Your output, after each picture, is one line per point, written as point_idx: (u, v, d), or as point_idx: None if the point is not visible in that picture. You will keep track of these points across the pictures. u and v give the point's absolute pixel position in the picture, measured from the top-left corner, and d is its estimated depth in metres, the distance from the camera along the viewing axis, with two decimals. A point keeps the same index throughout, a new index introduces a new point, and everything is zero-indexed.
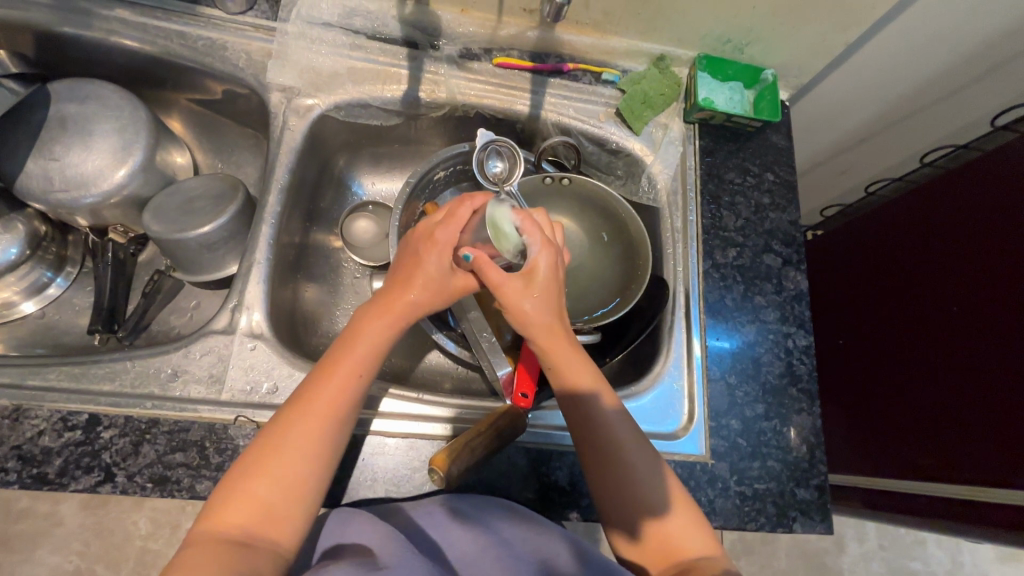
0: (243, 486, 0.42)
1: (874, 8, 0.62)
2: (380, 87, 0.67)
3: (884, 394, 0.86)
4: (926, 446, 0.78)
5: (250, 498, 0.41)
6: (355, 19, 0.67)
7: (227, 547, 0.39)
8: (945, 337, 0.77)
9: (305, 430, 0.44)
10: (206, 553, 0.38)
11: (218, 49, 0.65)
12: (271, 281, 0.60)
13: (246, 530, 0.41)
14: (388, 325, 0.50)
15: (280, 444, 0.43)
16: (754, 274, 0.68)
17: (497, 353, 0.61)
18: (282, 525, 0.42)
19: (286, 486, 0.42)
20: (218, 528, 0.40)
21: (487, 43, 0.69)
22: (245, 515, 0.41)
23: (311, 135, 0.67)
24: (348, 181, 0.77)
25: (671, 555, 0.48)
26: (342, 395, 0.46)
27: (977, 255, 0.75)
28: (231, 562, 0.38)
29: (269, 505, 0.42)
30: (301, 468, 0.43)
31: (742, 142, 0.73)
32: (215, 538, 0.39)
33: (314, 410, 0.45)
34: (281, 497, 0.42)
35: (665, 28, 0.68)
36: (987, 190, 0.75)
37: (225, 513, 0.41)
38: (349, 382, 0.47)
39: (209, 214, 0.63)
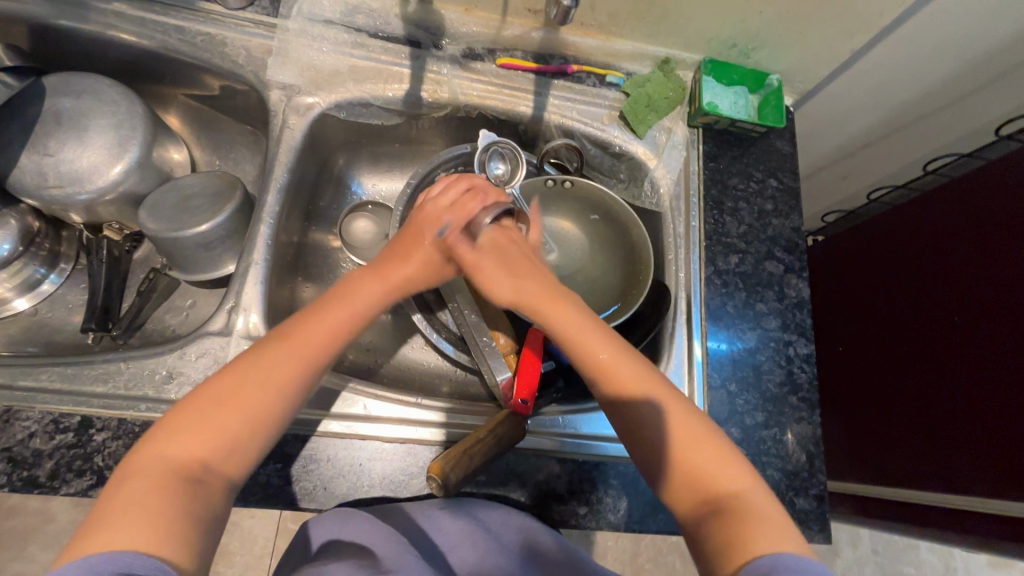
0: (204, 417, 0.41)
1: (882, 15, 0.62)
2: (382, 86, 0.66)
3: (882, 402, 0.85)
4: (921, 454, 0.78)
5: (203, 430, 0.41)
6: (358, 17, 0.66)
7: (171, 480, 0.38)
8: (949, 346, 0.76)
9: (281, 373, 0.44)
10: (147, 485, 0.37)
11: (217, 45, 0.64)
12: (269, 282, 0.59)
13: (200, 462, 0.40)
14: (382, 292, 0.51)
15: (248, 380, 0.43)
16: (756, 281, 0.68)
17: (496, 357, 0.61)
18: (235, 462, 0.41)
19: (246, 419, 0.42)
20: (166, 456, 0.39)
21: (491, 43, 0.69)
22: (195, 449, 0.40)
23: (311, 134, 0.66)
24: (348, 180, 0.76)
25: (717, 496, 0.45)
26: (326, 346, 0.47)
27: (983, 264, 0.74)
28: (177, 500, 0.37)
29: (231, 437, 0.41)
30: (270, 409, 0.43)
31: (746, 148, 0.73)
32: (164, 468, 0.39)
33: (290, 354, 0.45)
34: (236, 429, 0.42)
35: (671, 32, 0.67)
36: (994, 199, 0.75)
37: (173, 442, 0.40)
38: (331, 335, 0.47)
39: (206, 213, 0.62)
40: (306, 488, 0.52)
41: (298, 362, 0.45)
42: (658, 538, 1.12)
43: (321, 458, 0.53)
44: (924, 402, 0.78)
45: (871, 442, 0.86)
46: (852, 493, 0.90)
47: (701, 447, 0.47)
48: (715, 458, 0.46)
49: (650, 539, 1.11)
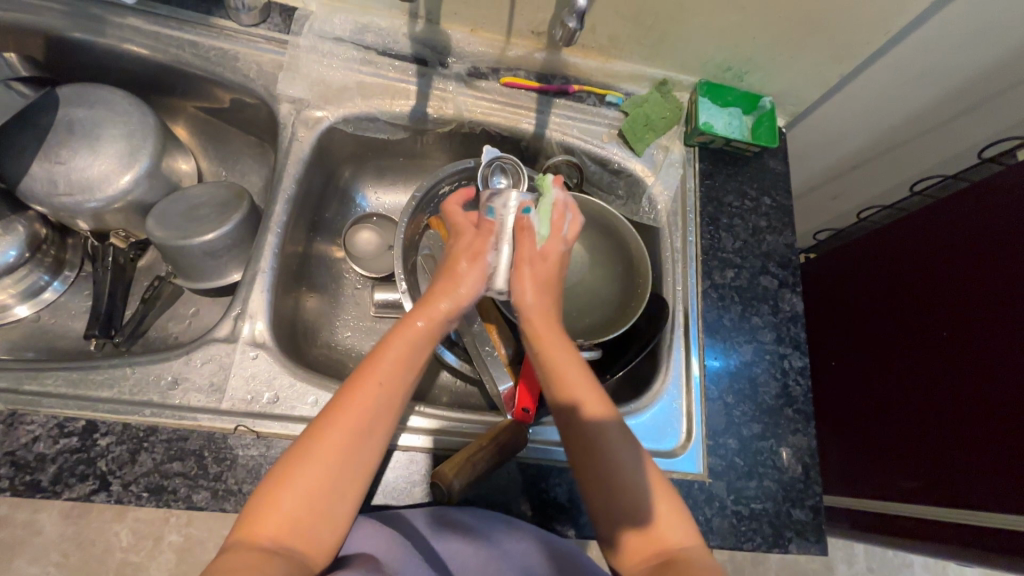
0: (276, 490, 0.41)
1: (868, 44, 0.65)
2: (389, 102, 0.68)
3: (878, 419, 0.86)
4: (913, 469, 0.79)
5: (281, 507, 0.41)
6: (367, 35, 0.68)
7: (256, 555, 0.38)
8: (943, 363, 0.77)
9: (342, 435, 0.44)
10: (237, 558, 0.37)
11: (229, 59, 0.65)
12: (274, 290, 0.60)
13: (278, 537, 0.40)
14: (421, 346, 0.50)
15: (321, 444, 0.43)
16: (752, 295, 0.69)
17: (498, 366, 0.62)
18: (312, 534, 0.41)
19: (312, 492, 0.42)
20: (255, 535, 0.39)
21: (495, 63, 0.71)
22: (277, 524, 0.40)
23: (318, 147, 0.67)
24: (352, 193, 0.78)
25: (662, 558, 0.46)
26: (380, 403, 0.46)
27: (975, 281, 0.76)
28: (263, 569, 0.37)
29: (301, 509, 0.41)
30: (333, 472, 0.43)
31: (741, 166, 0.75)
32: (251, 545, 0.39)
33: (351, 423, 0.44)
34: (307, 506, 0.41)
35: (668, 55, 0.70)
36: (985, 220, 0.76)
37: (258, 520, 0.40)
38: (385, 393, 0.46)
39: (214, 222, 0.63)
40: None
41: (348, 431, 0.44)
42: None
43: None
44: (918, 420, 0.79)
45: (866, 458, 0.87)
46: (846, 509, 0.90)
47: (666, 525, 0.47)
48: (676, 530, 0.47)
49: None
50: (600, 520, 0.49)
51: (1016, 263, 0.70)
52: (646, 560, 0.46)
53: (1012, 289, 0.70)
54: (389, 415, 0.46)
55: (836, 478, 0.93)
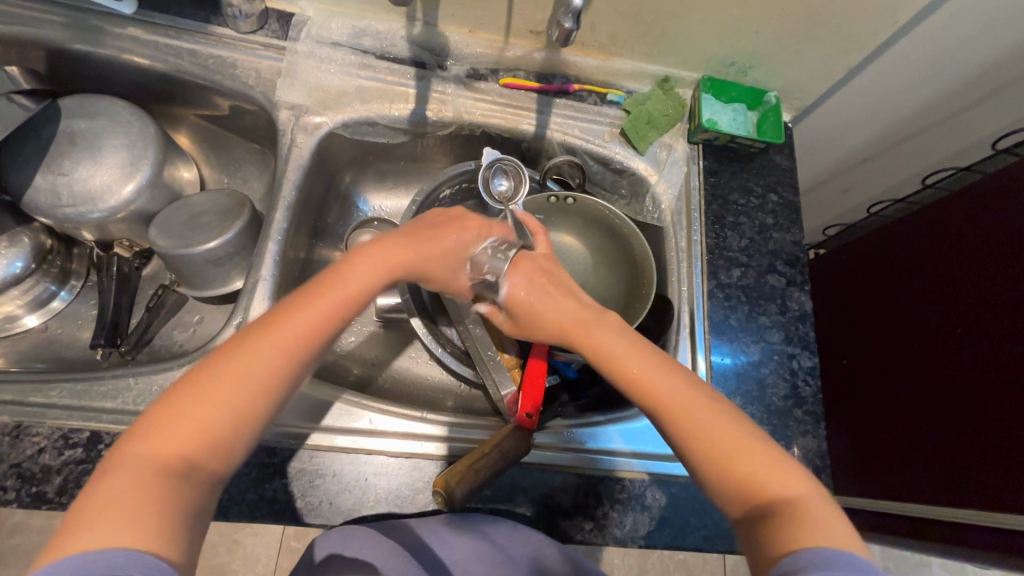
0: (182, 404, 0.38)
1: (875, 35, 0.63)
2: (389, 106, 0.68)
3: (892, 416, 0.84)
4: (926, 467, 0.77)
5: (186, 421, 0.38)
6: (365, 39, 0.68)
7: (152, 473, 0.36)
8: (958, 359, 0.75)
9: (272, 346, 0.41)
10: (126, 481, 0.35)
11: (228, 67, 0.65)
12: (276, 297, 0.59)
13: (183, 453, 0.37)
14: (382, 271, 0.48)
15: (248, 355, 0.40)
16: (759, 295, 0.68)
17: (501, 371, 0.61)
18: (222, 450, 0.38)
19: (229, 407, 0.39)
20: (151, 452, 0.36)
21: (494, 64, 0.70)
22: (182, 438, 0.37)
23: (318, 153, 0.66)
24: (354, 198, 0.77)
25: (764, 497, 0.42)
26: (321, 323, 0.43)
27: (1001, 274, 0.72)
28: (164, 497, 0.35)
29: (211, 426, 0.38)
30: (258, 391, 0.40)
31: (746, 163, 0.74)
32: (147, 464, 0.36)
33: (288, 330, 0.42)
34: (219, 420, 0.38)
35: (670, 51, 0.69)
36: (1008, 210, 0.73)
37: (159, 436, 0.37)
38: (329, 315, 0.44)
39: (216, 230, 0.64)
40: (312, 503, 0.52)
41: (290, 358, 0.41)
42: (666, 555, 1.10)
43: (326, 472, 0.54)
44: (940, 417, 0.76)
45: None
46: None
47: (747, 450, 0.43)
48: (758, 466, 0.43)
49: (657, 556, 1.09)
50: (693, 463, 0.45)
51: None
52: (747, 498, 0.42)
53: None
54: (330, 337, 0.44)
55: None
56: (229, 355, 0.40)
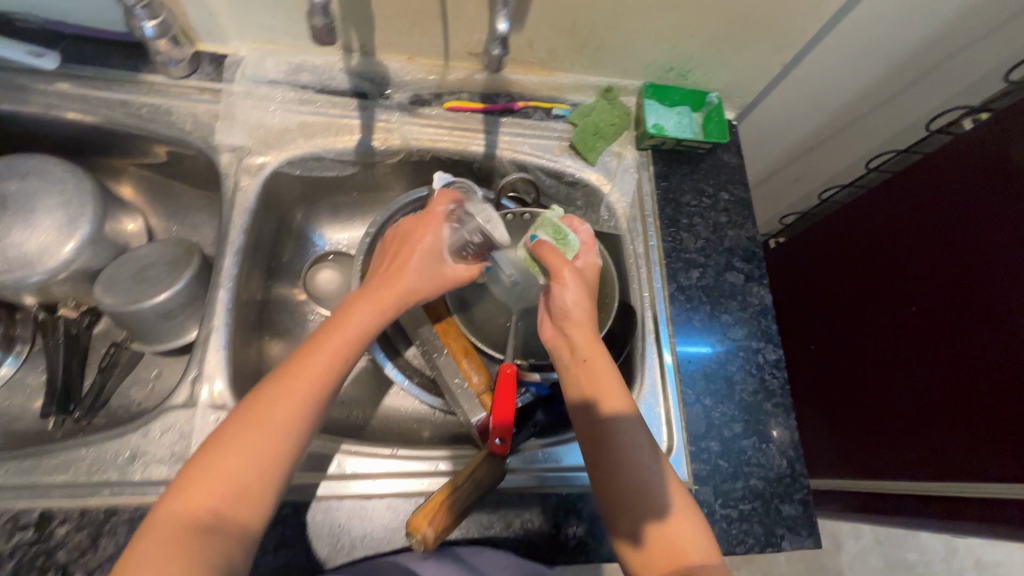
0: (212, 460, 0.41)
1: (805, 32, 0.66)
2: (334, 139, 0.67)
3: (867, 396, 0.86)
4: (902, 446, 0.79)
5: (219, 476, 0.40)
6: (302, 75, 0.67)
7: (187, 531, 0.38)
8: (921, 337, 0.77)
9: (289, 400, 0.44)
10: (161, 542, 0.37)
11: (163, 114, 0.63)
12: (232, 346, 0.57)
13: (213, 510, 0.39)
14: (380, 313, 0.50)
15: (274, 404, 0.43)
16: (719, 293, 0.69)
17: (470, 398, 0.60)
18: (249, 504, 0.41)
19: (254, 461, 0.41)
20: (185, 509, 0.39)
21: (437, 88, 0.70)
22: (214, 492, 0.40)
23: (265, 193, 0.65)
24: (309, 233, 0.76)
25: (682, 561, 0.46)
26: (333, 367, 0.46)
27: (954, 251, 0.75)
28: (196, 555, 0.37)
29: (239, 481, 0.41)
30: (279, 443, 0.42)
31: (695, 165, 0.75)
32: (180, 519, 0.39)
33: (303, 380, 0.44)
34: (246, 471, 0.41)
35: (610, 62, 0.70)
36: (958, 191, 0.75)
37: (192, 493, 0.40)
38: (340, 362, 0.47)
39: (165, 281, 0.62)
40: (282, 560, 0.51)
41: (302, 403, 0.44)
42: None
43: (298, 526, 0.52)
44: (908, 393, 0.78)
45: (857, 438, 0.87)
46: (843, 491, 0.89)
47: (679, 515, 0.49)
48: (685, 531, 0.48)
49: None
50: (621, 517, 0.50)
51: (989, 228, 0.71)
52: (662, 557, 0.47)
53: (1003, 257, 0.68)
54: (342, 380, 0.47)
55: (828, 461, 0.92)
56: (253, 410, 0.43)
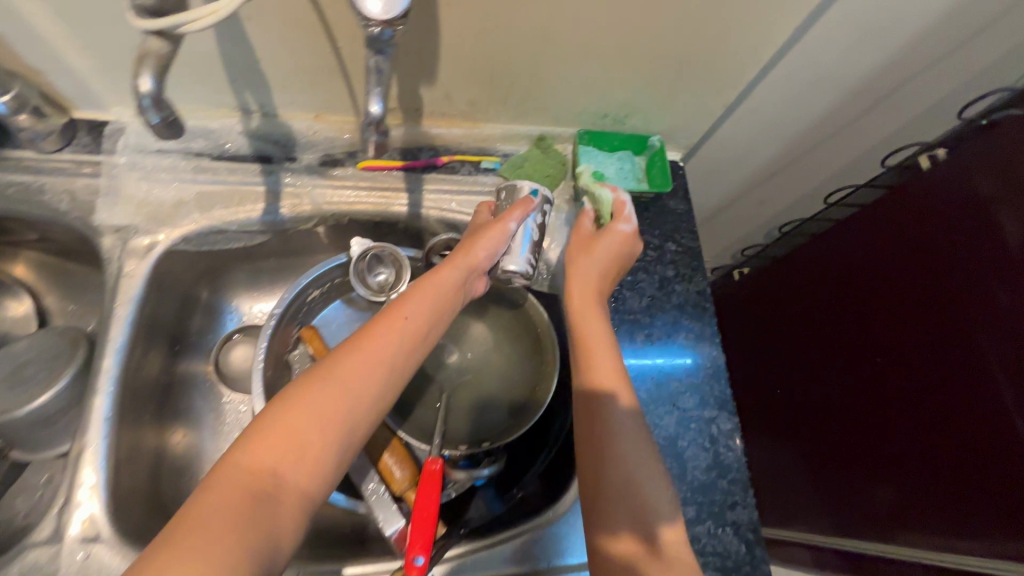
0: (283, 415, 0.38)
1: (742, 74, 0.61)
2: (234, 209, 0.60)
3: (851, 447, 0.83)
4: (894, 503, 0.76)
5: (290, 433, 0.37)
6: (197, 141, 0.61)
7: (241, 490, 0.34)
8: (901, 389, 0.75)
9: (361, 366, 0.41)
10: (224, 495, 0.34)
11: (34, 193, 0.56)
12: (115, 460, 0.51)
13: (274, 471, 0.36)
14: (444, 295, 0.49)
15: (350, 368, 0.41)
16: (668, 358, 0.64)
17: (386, 505, 0.53)
18: (309, 472, 0.37)
19: (323, 424, 0.38)
20: (249, 466, 0.35)
21: (350, 146, 0.64)
22: (283, 451, 0.37)
23: (158, 274, 0.58)
24: (223, 306, 0.69)
25: None
26: (402, 346, 0.44)
27: (920, 301, 0.72)
28: (248, 522, 0.33)
29: (306, 444, 0.37)
30: (347, 409, 0.40)
31: (639, 214, 0.70)
32: (240, 481, 0.35)
33: (373, 353, 0.42)
34: (313, 433, 0.38)
35: (539, 111, 0.65)
36: (921, 238, 0.73)
37: (259, 449, 0.36)
38: (410, 337, 0.45)
39: (44, 383, 0.56)
40: None
41: (369, 376, 0.41)
42: None
43: None
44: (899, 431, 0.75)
45: (846, 492, 0.84)
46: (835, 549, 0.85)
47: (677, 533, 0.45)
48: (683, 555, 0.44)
49: None
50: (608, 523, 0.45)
51: (953, 278, 0.68)
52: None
53: (972, 304, 0.66)
54: (409, 365, 0.45)
55: (819, 515, 0.89)
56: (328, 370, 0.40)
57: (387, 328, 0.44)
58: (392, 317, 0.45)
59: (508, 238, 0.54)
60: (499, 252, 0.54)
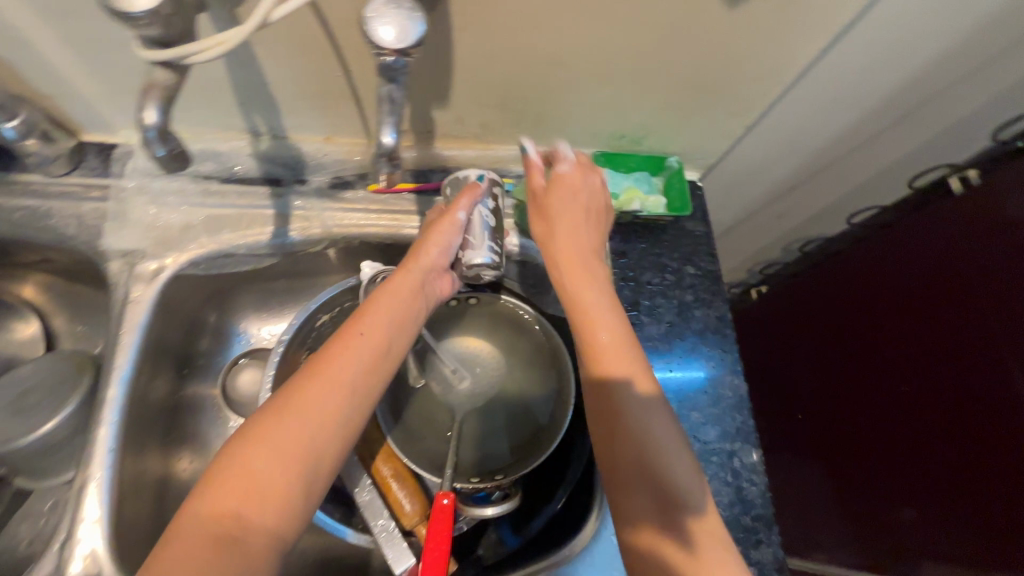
0: (239, 457, 0.39)
1: (763, 97, 0.59)
2: (242, 234, 0.59)
3: (878, 471, 0.80)
4: (923, 528, 0.73)
5: (245, 476, 0.38)
6: (205, 164, 0.60)
7: (207, 539, 0.36)
8: (926, 409, 0.72)
9: (314, 395, 0.42)
10: (186, 548, 0.35)
11: (40, 218, 0.55)
12: (116, 495, 0.49)
13: (235, 514, 0.37)
14: (400, 309, 0.49)
15: (301, 402, 0.41)
16: (688, 387, 0.61)
17: (395, 543, 0.52)
18: (271, 509, 0.38)
19: (282, 459, 0.39)
20: (208, 513, 0.37)
21: (361, 169, 0.62)
22: (238, 497, 0.37)
23: (164, 300, 0.57)
24: (231, 328, 0.68)
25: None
26: (355, 368, 0.44)
27: (946, 318, 0.70)
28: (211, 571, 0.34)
29: (262, 484, 0.38)
30: (304, 441, 0.40)
31: (655, 237, 0.68)
32: (203, 530, 0.36)
33: (326, 380, 0.42)
34: (269, 471, 0.38)
35: (553, 133, 0.63)
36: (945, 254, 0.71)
37: (216, 496, 0.37)
38: (367, 358, 0.45)
39: (48, 410, 0.54)
40: None
41: (321, 409, 0.41)
42: None
43: None
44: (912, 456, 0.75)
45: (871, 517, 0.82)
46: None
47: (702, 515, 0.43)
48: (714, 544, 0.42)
49: None
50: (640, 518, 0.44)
51: (978, 295, 0.66)
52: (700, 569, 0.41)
53: (994, 322, 0.64)
54: (372, 382, 0.45)
55: (846, 539, 0.87)
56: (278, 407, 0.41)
57: (342, 350, 0.44)
58: (347, 334, 0.46)
59: (460, 228, 0.53)
60: (454, 245, 0.54)
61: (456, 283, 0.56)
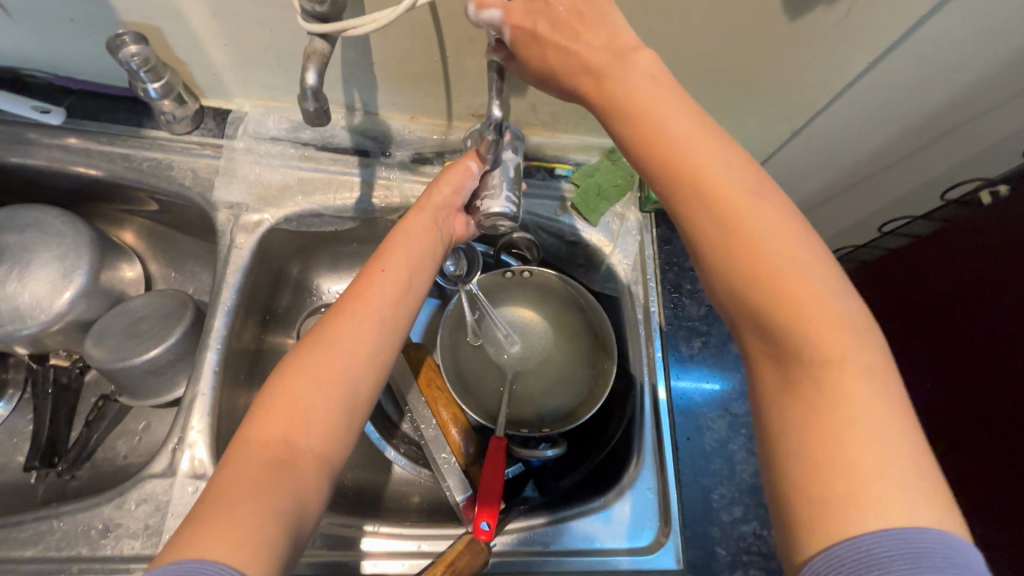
0: (283, 387, 0.40)
1: (811, 104, 0.65)
2: (332, 196, 0.66)
3: None
4: None
5: (292, 402, 0.39)
6: (304, 132, 0.67)
7: (261, 461, 0.36)
8: (938, 414, 0.76)
9: (353, 330, 0.43)
10: (243, 471, 0.35)
11: (164, 169, 0.63)
12: (216, 412, 0.57)
13: (284, 438, 0.38)
14: (419, 257, 0.50)
15: (338, 334, 0.42)
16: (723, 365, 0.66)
17: (456, 475, 0.58)
18: (321, 434, 0.39)
19: (326, 385, 0.40)
20: (259, 437, 0.37)
21: (439, 147, 0.69)
22: (287, 422, 0.38)
23: (261, 250, 0.65)
24: (309, 283, 0.75)
25: None
26: (383, 306, 0.45)
27: (962, 330, 0.74)
28: (271, 487, 0.35)
29: (309, 409, 0.39)
30: (346, 368, 0.41)
31: None
32: (256, 452, 0.37)
33: (362, 315, 0.44)
34: (317, 399, 0.39)
35: None
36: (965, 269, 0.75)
37: (264, 425, 0.38)
38: (390, 297, 0.46)
39: (156, 337, 0.62)
40: None
41: (360, 340, 0.43)
42: None
43: None
44: None
45: None
46: None
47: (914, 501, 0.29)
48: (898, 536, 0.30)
49: None
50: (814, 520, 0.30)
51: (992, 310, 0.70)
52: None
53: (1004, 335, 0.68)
54: (399, 319, 0.46)
55: None
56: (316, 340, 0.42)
57: (368, 284, 0.46)
58: (370, 272, 0.47)
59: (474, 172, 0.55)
60: (467, 188, 0.56)
61: (470, 227, 0.58)
